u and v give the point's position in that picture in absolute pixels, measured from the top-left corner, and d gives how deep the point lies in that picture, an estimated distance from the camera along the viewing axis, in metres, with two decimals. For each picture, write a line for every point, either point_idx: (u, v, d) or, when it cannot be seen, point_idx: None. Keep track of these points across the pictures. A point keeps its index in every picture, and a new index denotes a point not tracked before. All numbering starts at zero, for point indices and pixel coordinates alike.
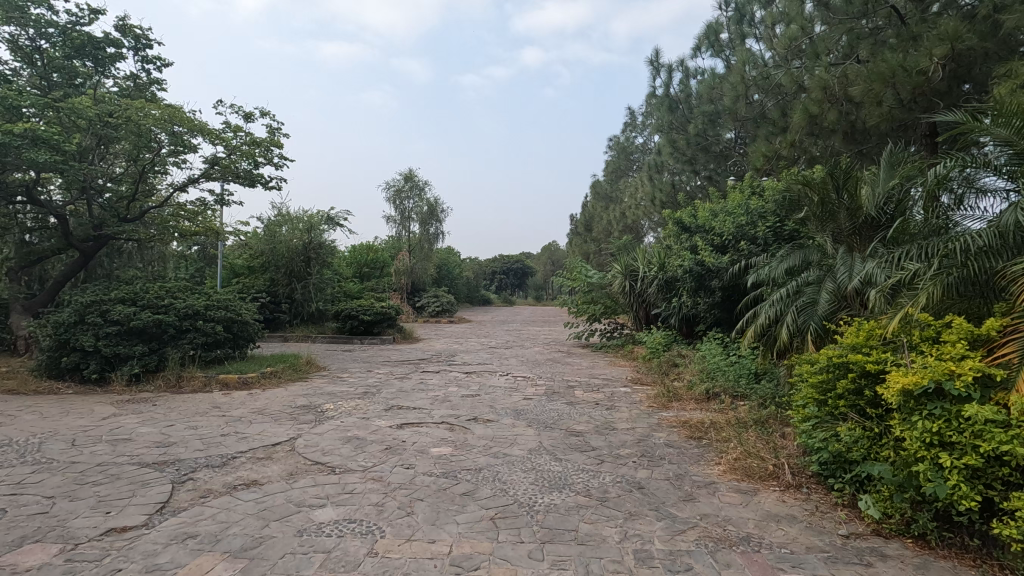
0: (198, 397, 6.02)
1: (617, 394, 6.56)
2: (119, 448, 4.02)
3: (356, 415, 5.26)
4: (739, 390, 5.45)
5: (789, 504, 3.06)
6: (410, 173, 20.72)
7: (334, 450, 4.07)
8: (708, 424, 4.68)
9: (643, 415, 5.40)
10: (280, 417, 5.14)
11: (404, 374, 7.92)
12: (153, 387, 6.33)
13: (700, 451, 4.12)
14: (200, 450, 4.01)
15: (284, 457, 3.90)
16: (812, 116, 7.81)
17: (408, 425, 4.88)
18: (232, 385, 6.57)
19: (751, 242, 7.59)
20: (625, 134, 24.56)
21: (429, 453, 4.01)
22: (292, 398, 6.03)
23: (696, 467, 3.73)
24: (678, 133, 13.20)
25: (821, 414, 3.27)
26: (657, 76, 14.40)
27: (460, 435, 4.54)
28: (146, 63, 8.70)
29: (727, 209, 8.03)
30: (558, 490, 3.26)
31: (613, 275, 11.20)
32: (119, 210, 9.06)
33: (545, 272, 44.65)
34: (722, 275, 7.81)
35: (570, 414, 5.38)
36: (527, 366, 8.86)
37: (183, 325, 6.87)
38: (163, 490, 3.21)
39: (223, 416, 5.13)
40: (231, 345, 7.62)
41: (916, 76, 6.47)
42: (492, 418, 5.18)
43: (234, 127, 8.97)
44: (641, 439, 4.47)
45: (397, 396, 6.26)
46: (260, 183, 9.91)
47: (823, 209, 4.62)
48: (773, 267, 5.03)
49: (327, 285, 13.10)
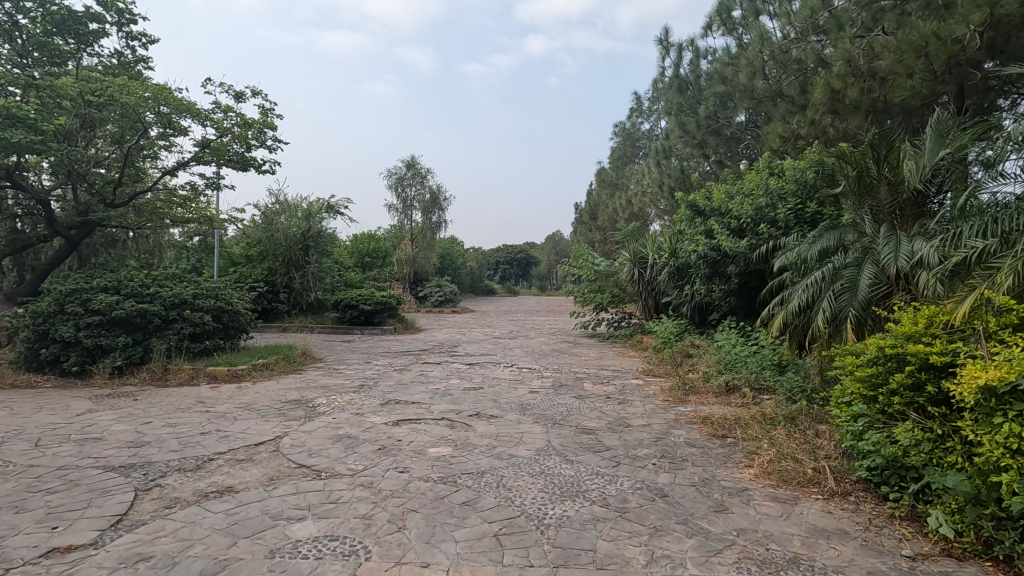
0: (183, 391, 5.66)
1: (628, 386, 6.18)
2: (86, 450, 3.66)
3: (349, 411, 4.88)
4: (761, 383, 5.10)
5: (836, 516, 2.68)
6: (411, 160, 20.26)
7: (322, 451, 3.69)
8: (731, 421, 4.30)
9: (658, 410, 5.01)
10: (268, 413, 4.77)
11: (403, 365, 7.53)
12: (137, 380, 5.96)
13: (725, 451, 3.72)
14: (173, 452, 3.63)
15: (265, 459, 3.53)
16: (834, 91, 7.32)
17: (405, 422, 4.49)
18: (221, 378, 6.22)
19: (771, 225, 7.13)
20: (631, 120, 23.78)
21: (426, 454, 3.63)
22: (284, 392, 5.67)
23: (724, 470, 3.35)
24: (689, 116, 12.70)
25: (872, 412, 2.89)
26: (666, 56, 13.89)
27: (461, 433, 4.16)
28: (130, 39, 8.27)
29: (745, 191, 7.54)
30: (571, 499, 2.87)
31: (621, 262, 10.80)
32: (107, 194, 8.61)
33: (550, 262, 44.10)
34: (739, 260, 7.40)
35: (580, 409, 4.99)
36: (533, 358, 8.46)
37: (169, 315, 6.49)
38: (123, 500, 2.82)
39: (206, 412, 4.76)
40: (222, 335, 7.25)
41: (951, 45, 5.96)
42: (496, 414, 4.79)
43: (224, 107, 8.54)
44: (659, 437, 4.08)
45: (395, 389, 5.90)
46: (252, 167, 9.51)
47: (861, 183, 4.15)
48: (804, 248, 4.41)
49: (327, 274, 12.73)
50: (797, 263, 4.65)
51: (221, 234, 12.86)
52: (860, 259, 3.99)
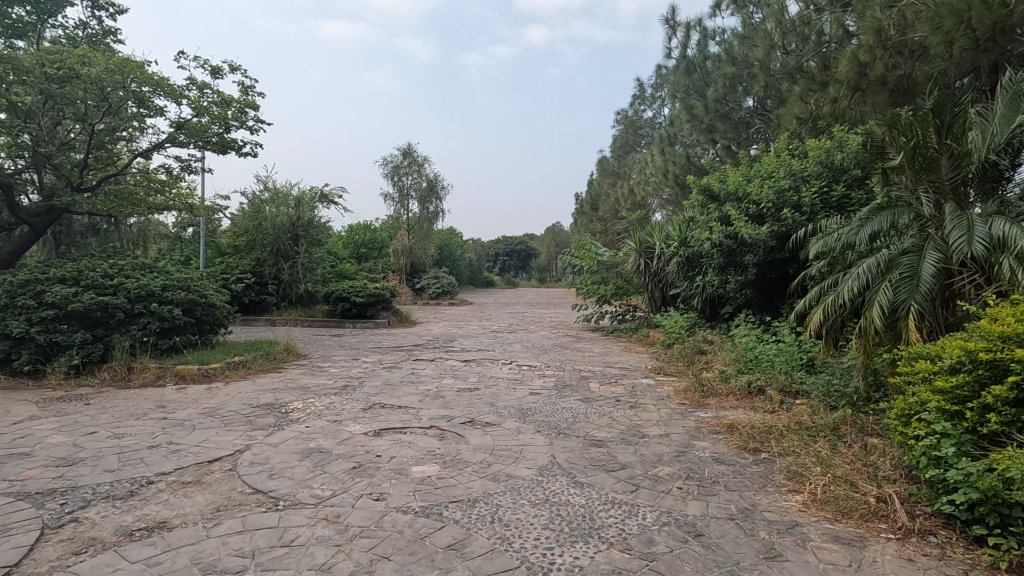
0: (145, 393, 5.08)
1: (638, 387, 5.61)
2: (6, 470, 3.09)
3: (326, 418, 4.29)
4: (789, 385, 4.56)
5: (922, 567, 2.11)
6: (407, 147, 19.49)
7: (286, 470, 3.12)
8: (762, 431, 3.75)
9: (674, 416, 4.44)
10: (233, 420, 4.19)
11: (393, 363, 6.95)
12: (97, 380, 5.39)
13: (762, 471, 3.15)
14: (108, 473, 3.05)
15: (216, 482, 2.96)
16: (860, 65, 6.65)
17: (387, 432, 3.92)
18: (190, 378, 5.64)
19: (795, 210, 6.54)
20: (634, 107, 22.95)
21: (409, 475, 3.06)
22: (256, 395, 5.09)
23: (765, 497, 2.78)
24: (696, 99, 12.05)
25: (957, 432, 2.34)
26: (672, 36, 13.22)
27: (452, 445, 3.59)
28: (96, 9, 7.64)
29: (763, 173, 6.95)
30: (583, 540, 2.31)
31: (626, 252, 10.21)
32: (74, 177, 8.00)
33: (550, 253, 43.22)
34: (758, 249, 6.75)
35: (588, 416, 4.41)
36: (533, 354, 7.88)
37: (135, 308, 5.90)
38: (20, 545, 2.24)
39: (163, 420, 4.19)
40: (196, 330, 6.65)
41: (997, 9, 5.11)
42: (492, 421, 4.22)
43: (200, 84, 7.91)
44: (681, 451, 3.52)
45: (381, 391, 5.32)
46: (233, 150, 8.89)
47: (917, 158, 3.48)
48: (848, 232, 3.82)
49: (318, 264, 12.16)
50: (835, 251, 4.09)
51: (207, 223, 12.25)
52: (918, 244, 3.41)
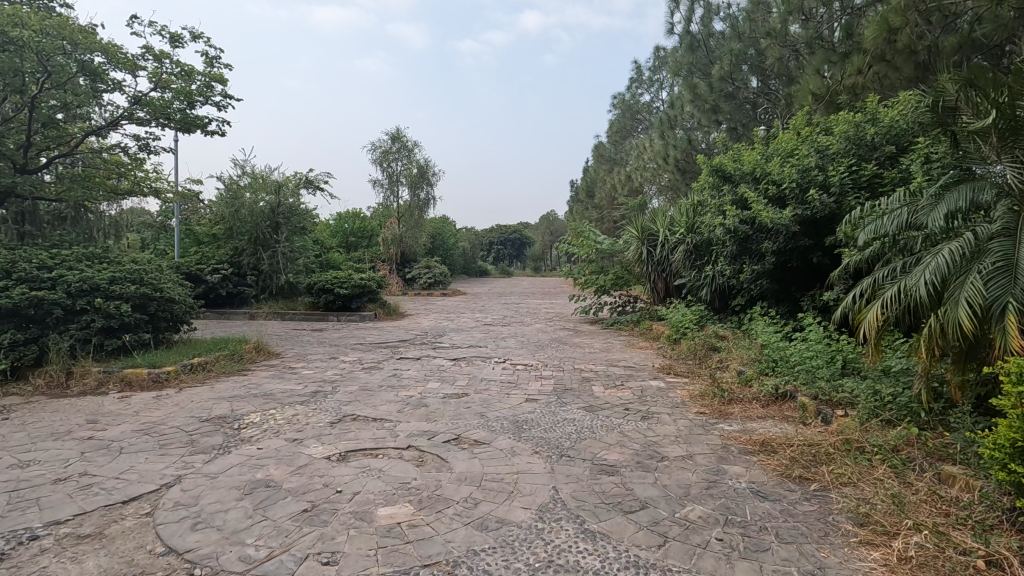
0: (80, 403, 4.39)
1: (649, 390, 4.97)
2: None
3: (286, 436, 3.62)
4: (828, 392, 3.93)
5: None
6: (394, 133, 18.40)
7: (216, 517, 2.44)
8: (809, 451, 3.10)
9: (696, 429, 3.80)
10: (171, 440, 3.50)
11: (374, 363, 6.26)
12: (29, 388, 4.68)
13: (820, 511, 2.50)
14: None
15: (122, 536, 2.28)
16: (890, 30, 5.77)
17: (355, 455, 3.25)
18: (138, 384, 4.95)
19: (821, 191, 5.85)
20: (631, 91, 21.99)
21: (373, 522, 2.39)
22: (210, 404, 4.40)
23: (835, 555, 2.13)
24: (701, 77, 11.26)
25: None
26: (675, 11, 12.42)
27: (432, 476, 2.92)
28: None
29: (784, 152, 6.26)
30: None
31: (627, 240, 9.55)
32: (18, 157, 7.18)
33: (545, 242, 42.05)
34: (777, 237, 6.09)
35: (594, 431, 3.74)
36: (529, 351, 7.20)
37: (75, 305, 5.20)
38: None
39: (87, 440, 3.49)
40: (151, 328, 5.94)
41: None
42: (481, 440, 3.55)
43: (156, 53, 7.14)
44: (712, 481, 2.87)
45: (356, 398, 4.65)
46: (198, 129, 8.10)
47: (1007, 122, 2.76)
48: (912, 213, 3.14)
49: (299, 254, 11.41)
50: (889, 236, 3.41)
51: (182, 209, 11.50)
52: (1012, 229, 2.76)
